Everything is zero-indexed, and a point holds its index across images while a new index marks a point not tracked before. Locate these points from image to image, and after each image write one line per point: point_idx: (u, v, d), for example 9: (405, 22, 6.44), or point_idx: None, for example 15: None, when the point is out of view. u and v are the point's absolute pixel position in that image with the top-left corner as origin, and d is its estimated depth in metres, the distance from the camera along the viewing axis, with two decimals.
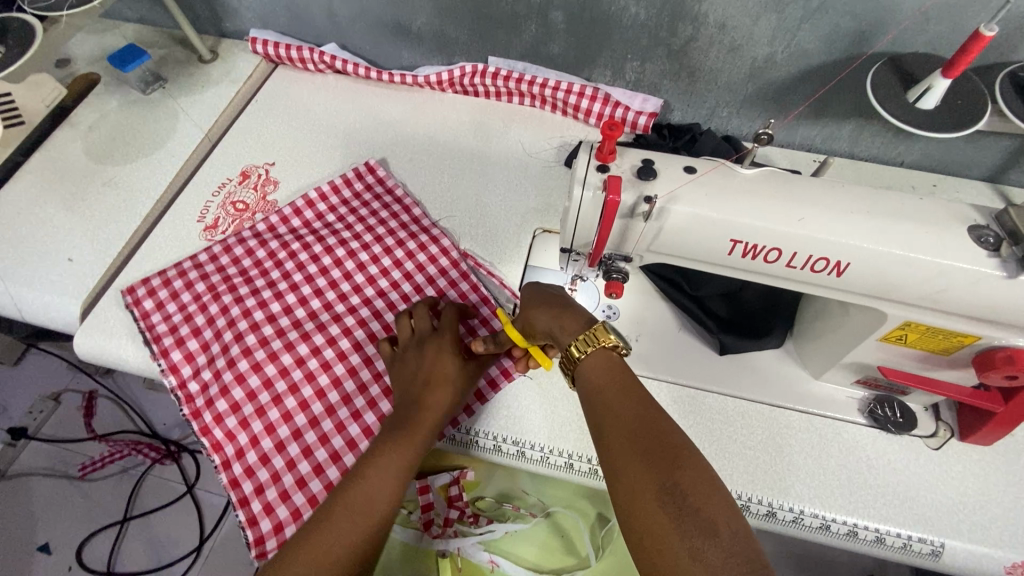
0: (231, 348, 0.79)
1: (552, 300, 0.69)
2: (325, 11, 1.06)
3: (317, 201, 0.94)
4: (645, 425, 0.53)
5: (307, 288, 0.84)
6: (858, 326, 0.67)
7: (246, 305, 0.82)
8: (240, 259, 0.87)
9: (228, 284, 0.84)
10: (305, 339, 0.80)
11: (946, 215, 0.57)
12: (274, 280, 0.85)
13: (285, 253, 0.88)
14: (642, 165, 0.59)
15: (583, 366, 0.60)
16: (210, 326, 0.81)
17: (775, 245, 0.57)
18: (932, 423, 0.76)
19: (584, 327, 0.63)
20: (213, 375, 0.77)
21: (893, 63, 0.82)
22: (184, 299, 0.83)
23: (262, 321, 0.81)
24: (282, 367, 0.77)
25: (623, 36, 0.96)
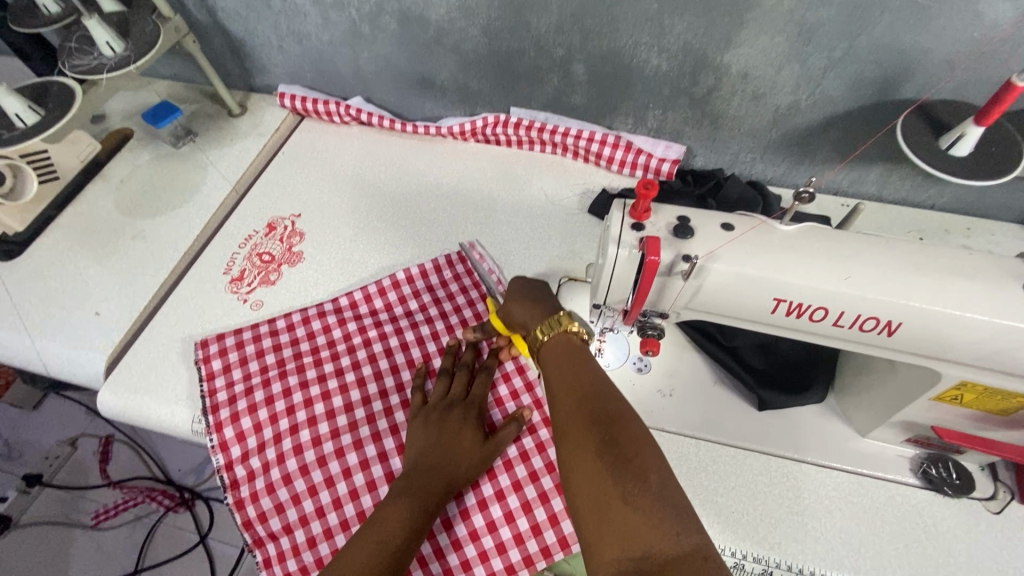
0: (282, 441, 0.75)
1: (529, 293, 0.69)
2: (352, 67, 1.09)
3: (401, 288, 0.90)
4: (594, 392, 0.52)
5: (373, 386, 0.79)
6: (909, 385, 0.63)
7: (308, 391, 0.78)
8: (314, 336, 0.84)
9: (292, 364, 0.81)
10: (357, 447, 0.74)
11: (1000, 272, 0.55)
12: (342, 368, 0.81)
13: (359, 338, 0.84)
14: (679, 223, 0.58)
15: (544, 350, 0.60)
16: (266, 407, 0.77)
17: (822, 304, 0.55)
18: (990, 485, 0.71)
19: (551, 314, 0.63)
20: (261, 465, 0.74)
21: (923, 110, 0.81)
22: (248, 372, 0.81)
23: (320, 415, 0.76)
24: (329, 475, 0.72)
25: (645, 86, 0.96)
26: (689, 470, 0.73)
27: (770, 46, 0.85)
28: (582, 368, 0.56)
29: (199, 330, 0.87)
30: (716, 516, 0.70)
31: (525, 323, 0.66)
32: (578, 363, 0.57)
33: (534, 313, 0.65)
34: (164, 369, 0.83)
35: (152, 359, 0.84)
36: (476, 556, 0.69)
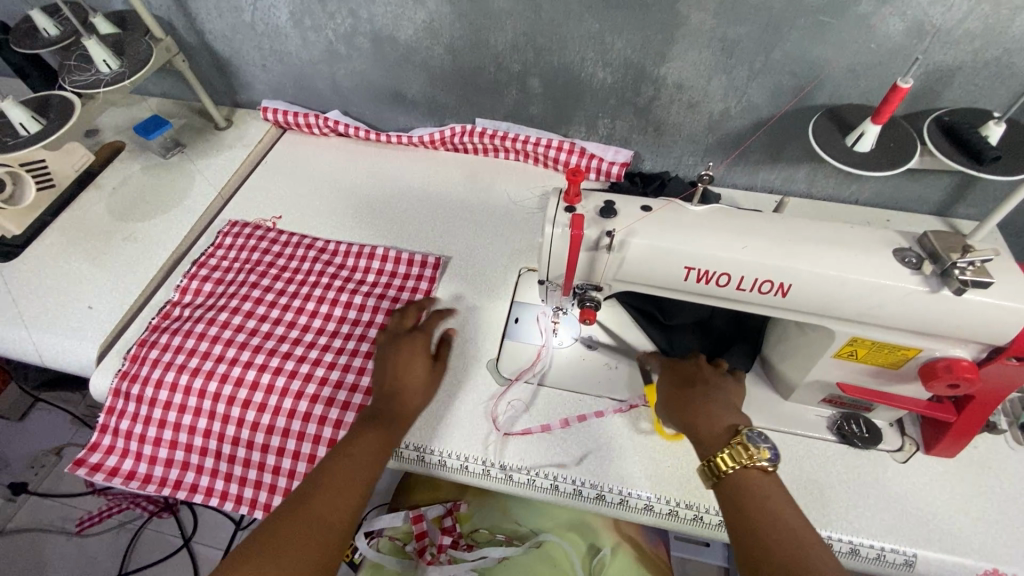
0: (206, 356, 0.87)
1: (709, 389, 0.73)
2: (330, 83, 1.19)
3: (357, 268, 1.01)
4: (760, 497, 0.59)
5: (300, 346, 0.89)
6: (814, 345, 0.73)
7: (247, 329, 0.91)
8: (272, 291, 0.96)
9: (251, 329, 0.91)
10: (260, 382, 0.85)
11: (874, 240, 0.64)
12: (281, 323, 0.92)
13: (307, 302, 0.95)
14: (604, 206, 0.68)
15: (726, 479, 0.62)
16: (224, 364, 0.86)
17: (724, 270, 0.65)
18: (898, 438, 0.80)
19: (728, 439, 0.65)
20: (179, 368, 0.86)
21: (832, 113, 0.92)
22: (209, 333, 0.90)
23: (244, 350, 0.88)
24: (229, 394, 0.84)
25: (594, 97, 1.07)
26: (631, 431, 0.81)
27: (698, 60, 0.96)
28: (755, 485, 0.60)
29: None
30: (653, 470, 0.78)
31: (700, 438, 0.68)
32: (758, 485, 0.61)
33: (711, 420, 0.68)
34: None
35: None
36: None
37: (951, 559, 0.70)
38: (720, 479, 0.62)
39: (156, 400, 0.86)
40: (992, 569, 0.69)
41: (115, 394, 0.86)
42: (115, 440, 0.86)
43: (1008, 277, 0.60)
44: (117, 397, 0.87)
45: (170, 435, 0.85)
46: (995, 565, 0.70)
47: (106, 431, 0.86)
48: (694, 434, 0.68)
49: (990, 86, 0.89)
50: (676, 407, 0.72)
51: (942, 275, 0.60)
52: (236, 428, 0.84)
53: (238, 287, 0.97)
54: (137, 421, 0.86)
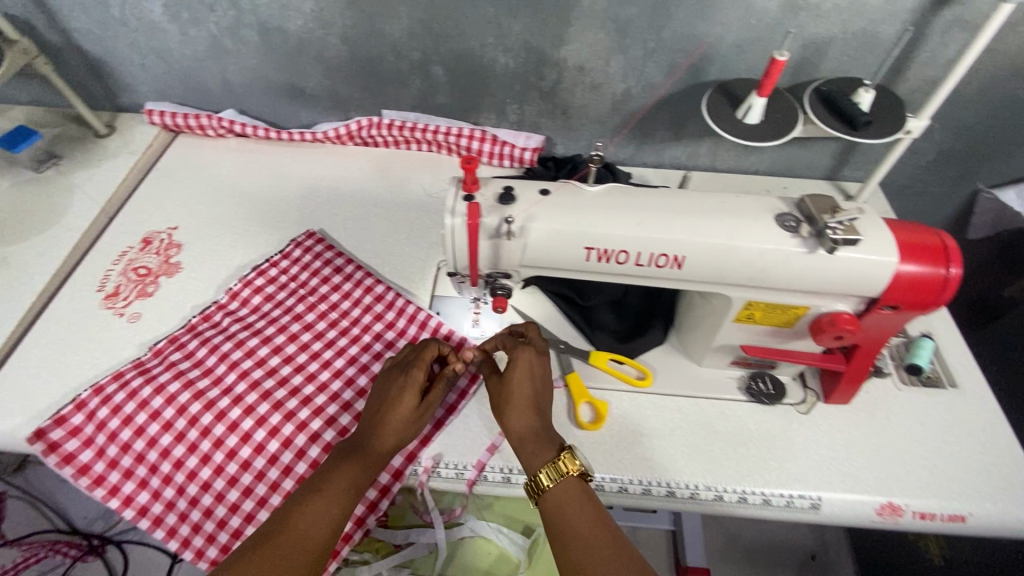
0: (208, 376, 0.81)
1: (536, 397, 0.76)
2: (220, 80, 1.12)
3: (358, 291, 0.94)
4: (567, 507, 0.67)
5: (306, 374, 0.83)
6: (717, 311, 0.76)
7: (250, 353, 0.84)
8: (272, 316, 0.90)
9: (256, 354, 0.84)
10: (265, 410, 0.79)
11: (758, 208, 0.67)
12: (286, 348, 0.86)
13: (312, 329, 0.89)
14: (502, 192, 0.67)
15: (547, 494, 0.68)
16: (224, 390, 0.80)
17: (622, 247, 0.66)
18: (800, 391, 0.85)
19: (553, 454, 0.71)
20: (179, 385, 0.80)
21: (723, 88, 0.96)
22: (198, 357, 0.83)
23: (249, 373, 0.82)
24: (228, 417, 0.78)
25: (499, 83, 1.06)
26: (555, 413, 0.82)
27: (595, 41, 0.97)
28: (573, 502, 0.67)
29: (72, 350, 0.87)
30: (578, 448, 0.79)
31: (523, 440, 0.73)
32: (569, 496, 0.67)
33: (536, 443, 0.72)
34: (36, 390, 0.82)
35: (24, 381, 0.83)
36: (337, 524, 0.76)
37: (851, 498, 0.76)
38: (542, 493, 0.69)
39: (121, 423, 0.77)
40: (887, 503, 0.76)
41: (94, 403, 0.77)
42: (74, 460, 0.73)
43: (874, 233, 0.65)
44: (78, 409, 0.76)
45: (150, 456, 0.75)
46: (888, 499, 0.76)
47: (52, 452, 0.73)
48: (523, 448, 0.73)
49: (860, 56, 0.96)
50: (516, 415, 0.74)
51: (817, 236, 0.64)
52: (210, 461, 0.76)
53: (229, 307, 0.90)
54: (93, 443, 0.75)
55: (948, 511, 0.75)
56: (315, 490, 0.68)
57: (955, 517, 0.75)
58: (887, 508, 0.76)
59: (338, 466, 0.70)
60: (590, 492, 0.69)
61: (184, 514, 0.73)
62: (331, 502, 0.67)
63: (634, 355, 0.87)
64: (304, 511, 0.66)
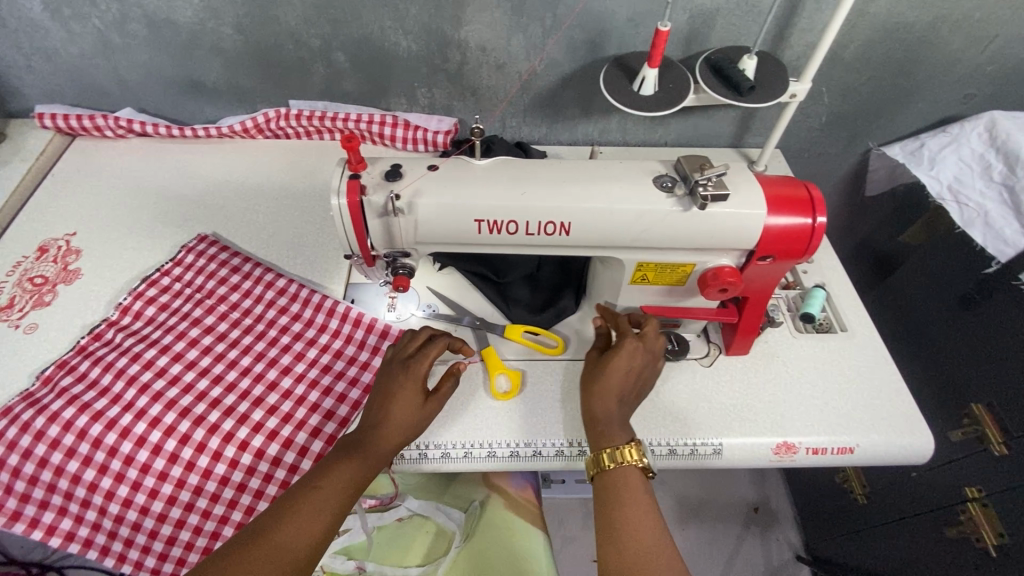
0: (111, 395, 0.78)
1: (628, 384, 0.74)
2: (113, 78, 1.07)
3: (261, 287, 0.93)
4: (625, 487, 0.66)
5: (214, 376, 0.82)
6: (614, 275, 0.79)
7: (152, 365, 0.82)
8: (173, 323, 0.87)
9: (158, 366, 0.82)
10: (173, 419, 0.77)
11: (638, 172, 0.70)
12: (189, 355, 0.84)
13: (217, 331, 0.87)
14: (390, 170, 0.68)
15: (605, 473, 0.68)
16: (128, 407, 0.77)
17: (510, 218, 0.68)
18: (704, 346, 0.90)
19: (626, 440, 0.69)
20: (79, 410, 0.77)
21: (619, 62, 0.99)
22: (93, 377, 0.80)
23: (152, 386, 0.80)
24: (136, 434, 0.76)
25: (404, 68, 1.06)
26: (471, 386, 0.84)
27: (493, 21, 0.99)
28: (635, 488, 0.66)
29: None
30: (493, 417, 0.81)
31: (605, 421, 0.72)
32: (633, 481, 0.66)
33: (612, 425, 0.71)
34: None
35: None
36: None
37: (750, 441, 0.81)
38: (604, 470, 0.68)
39: (22, 458, 0.74)
40: (782, 442, 0.81)
41: None
42: None
43: (744, 187, 0.69)
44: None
45: (61, 484, 0.73)
46: (784, 438, 0.81)
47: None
48: (603, 425, 0.72)
49: (745, 25, 1.01)
50: (600, 401, 0.72)
51: (690, 194, 0.68)
52: (125, 479, 0.74)
53: (124, 322, 0.87)
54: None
55: (838, 444, 0.81)
56: (311, 490, 0.65)
57: (844, 448, 0.81)
58: (783, 447, 0.81)
59: (338, 464, 0.68)
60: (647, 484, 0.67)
61: (113, 532, 0.73)
62: (325, 503, 0.64)
63: (549, 326, 0.91)
64: (290, 515, 0.62)
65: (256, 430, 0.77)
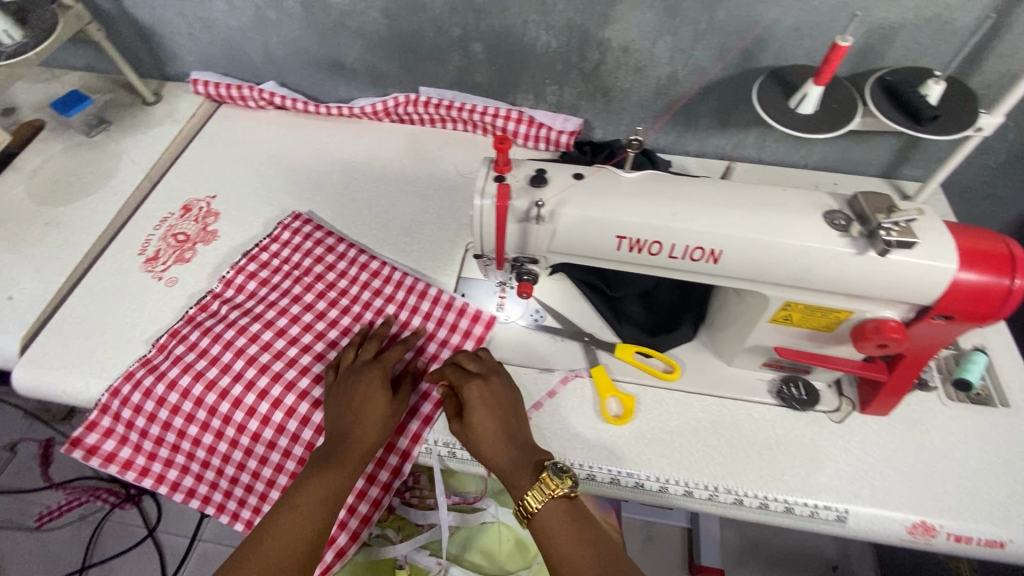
0: (217, 365, 0.81)
1: (504, 422, 0.73)
2: (262, 51, 1.12)
3: (360, 267, 0.94)
4: (554, 527, 0.65)
5: (313, 351, 0.84)
6: (752, 310, 0.73)
7: (253, 336, 0.84)
8: (272, 293, 0.90)
9: (259, 338, 0.84)
10: (275, 394, 0.79)
11: (806, 204, 0.63)
12: (287, 326, 0.86)
13: (313, 305, 0.89)
14: (534, 174, 0.65)
15: (535, 519, 0.67)
16: (234, 377, 0.80)
17: (656, 238, 0.63)
18: (835, 398, 0.81)
19: (533, 476, 0.68)
20: (192, 378, 0.80)
21: (775, 75, 0.91)
22: (201, 345, 0.82)
23: (255, 357, 0.82)
24: (245, 405, 0.79)
25: (539, 63, 1.03)
26: (575, 403, 0.81)
27: (642, 21, 0.93)
28: (568, 521, 0.66)
29: (113, 310, 0.90)
30: (597, 439, 0.77)
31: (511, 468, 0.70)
32: (559, 518, 0.66)
33: (521, 467, 0.69)
34: (80, 346, 0.86)
35: (67, 336, 0.87)
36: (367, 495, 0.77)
37: (881, 514, 0.72)
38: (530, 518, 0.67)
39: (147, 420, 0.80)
40: (919, 522, 0.72)
41: (120, 401, 0.80)
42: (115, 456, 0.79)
43: (932, 235, 0.61)
44: (104, 414, 0.79)
45: (183, 445, 0.80)
46: (922, 517, 0.72)
47: (92, 454, 0.78)
48: (506, 478, 0.70)
49: (931, 44, 0.89)
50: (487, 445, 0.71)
51: (869, 236, 0.60)
52: (237, 446, 0.79)
53: (231, 289, 0.89)
54: (122, 442, 0.79)
55: (988, 536, 0.71)
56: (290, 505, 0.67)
57: (995, 543, 0.71)
58: (919, 526, 0.72)
59: (311, 475, 0.69)
60: (577, 504, 0.68)
61: (228, 492, 0.80)
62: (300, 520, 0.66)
63: (661, 349, 0.84)
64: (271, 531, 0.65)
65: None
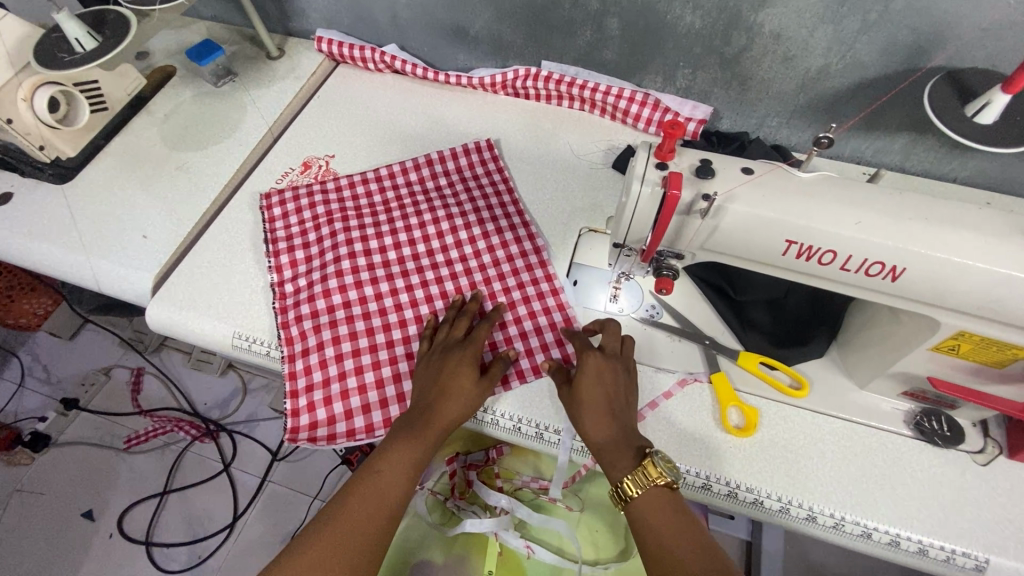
0: (336, 306, 0.85)
1: (613, 399, 0.71)
2: (389, 13, 1.11)
3: (380, 171, 1.02)
4: (664, 520, 0.62)
5: (409, 262, 0.90)
6: (910, 335, 0.67)
7: (348, 270, 0.88)
8: (343, 227, 0.94)
9: (355, 270, 0.88)
10: (398, 310, 0.85)
11: (1007, 227, 0.57)
12: (371, 250, 0.91)
13: (387, 226, 0.94)
14: (701, 165, 0.61)
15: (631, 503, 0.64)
16: (359, 307, 0.85)
17: (830, 247, 0.58)
18: (980, 440, 0.75)
19: (631, 463, 0.66)
20: (326, 325, 0.83)
21: (951, 77, 0.82)
22: (312, 293, 0.86)
23: (363, 285, 0.87)
24: (382, 321, 0.84)
25: (677, 45, 0.98)
26: (692, 408, 0.78)
27: (804, 7, 0.86)
28: (674, 519, 0.62)
29: (237, 258, 0.93)
30: (715, 449, 0.74)
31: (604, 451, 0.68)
32: (660, 507, 0.63)
33: (617, 450, 0.68)
34: (207, 289, 0.89)
35: (195, 279, 0.90)
36: (525, 352, 0.81)
37: None
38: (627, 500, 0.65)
39: (304, 369, 0.80)
40: None
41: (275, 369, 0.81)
42: (299, 407, 0.78)
43: None
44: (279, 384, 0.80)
45: (350, 370, 0.80)
46: None
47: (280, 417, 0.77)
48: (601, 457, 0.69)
49: None
50: (590, 420, 0.70)
51: None
52: (398, 353, 0.81)
53: (289, 246, 0.92)
54: (306, 404, 0.78)
55: None
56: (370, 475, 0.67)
57: None
58: None
59: (392, 444, 0.69)
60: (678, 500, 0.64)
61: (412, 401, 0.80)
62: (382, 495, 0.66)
63: (789, 364, 0.80)
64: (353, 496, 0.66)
65: (485, 263, 0.90)
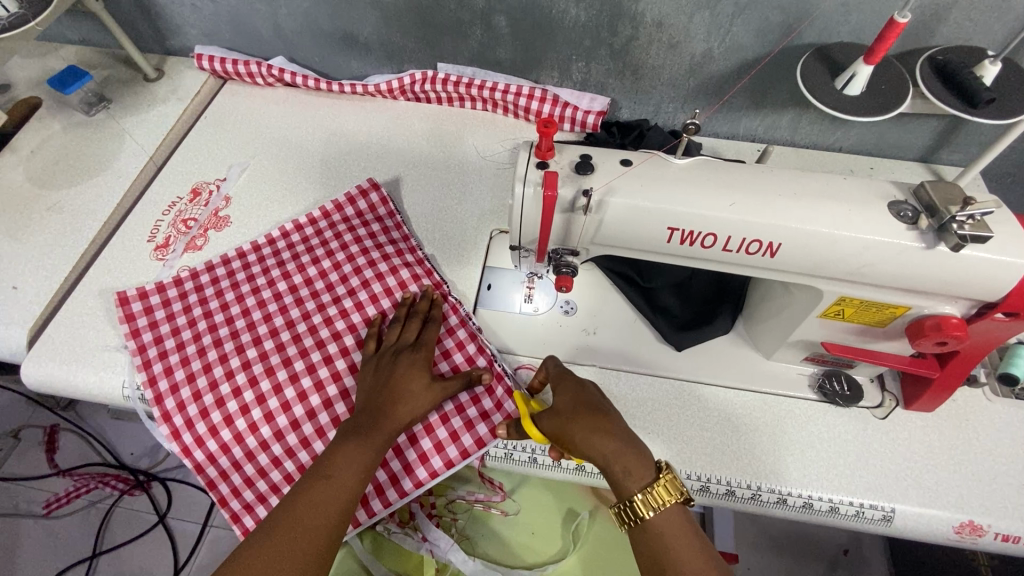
0: (240, 385, 0.76)
1: (609, 413, 0.64)
2: (271, 25, 1.06)
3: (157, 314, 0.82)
4: (678, 544, 0.57)
5: (255, 294, 0.84)
6: (800, 305, 0.69)
7: (218, 345, 0.79)
8: (176, 316, 0.82)
9: (221, 343, 0.79)
10: (295, 341, 0.79)
11: (869, 195, 0.60)
12: (213, 310, 0.83)
13: (213, 278, 0.86)
14: (580, 160, 0.61)
15: (647, 524, 0.59)
16: (260, 362, 0.78)
17: (710, 230, 0.60)
18: (878, 394, 0.79)
19: (649, 475, 0.60)
20: (256, 399, 0.75)
21: (820, 52, 0.86)
22: (208, 389, 0.76)
23: (247, 343, 0.79)
24: (286, 357, 0.78)
25: (567, 38, 0.98)
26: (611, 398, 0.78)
27: None
28: (689, 540, 0.58)
29: None
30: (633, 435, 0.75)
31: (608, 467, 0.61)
32: (679, 523, 0.59)
33: (626, 465, 0.60)
34: (90, 337, 0.82)
35: (76, 327, 0.83)
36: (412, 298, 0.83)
37: (928, 514, 0.70)
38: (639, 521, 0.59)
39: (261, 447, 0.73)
40: (968, 522, 0.69)
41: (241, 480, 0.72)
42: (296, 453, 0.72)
43: (1006, 229, 0.57)
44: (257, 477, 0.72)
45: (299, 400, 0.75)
46: (971, 518, 0.70)
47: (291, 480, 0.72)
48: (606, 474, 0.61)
49: (986, 21, 0.85)
50: (594, 438, 0.61)
51: (937, 230, 0.57)
52: (321, 348, 0.79)
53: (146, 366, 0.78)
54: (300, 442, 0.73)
55: None
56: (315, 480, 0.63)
57: None
58: (967, 526, 0.70)
59: (342, 445, 0.65)
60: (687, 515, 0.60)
61: None
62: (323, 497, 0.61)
63: (696, 343, 0.81)
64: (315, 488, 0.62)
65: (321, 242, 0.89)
